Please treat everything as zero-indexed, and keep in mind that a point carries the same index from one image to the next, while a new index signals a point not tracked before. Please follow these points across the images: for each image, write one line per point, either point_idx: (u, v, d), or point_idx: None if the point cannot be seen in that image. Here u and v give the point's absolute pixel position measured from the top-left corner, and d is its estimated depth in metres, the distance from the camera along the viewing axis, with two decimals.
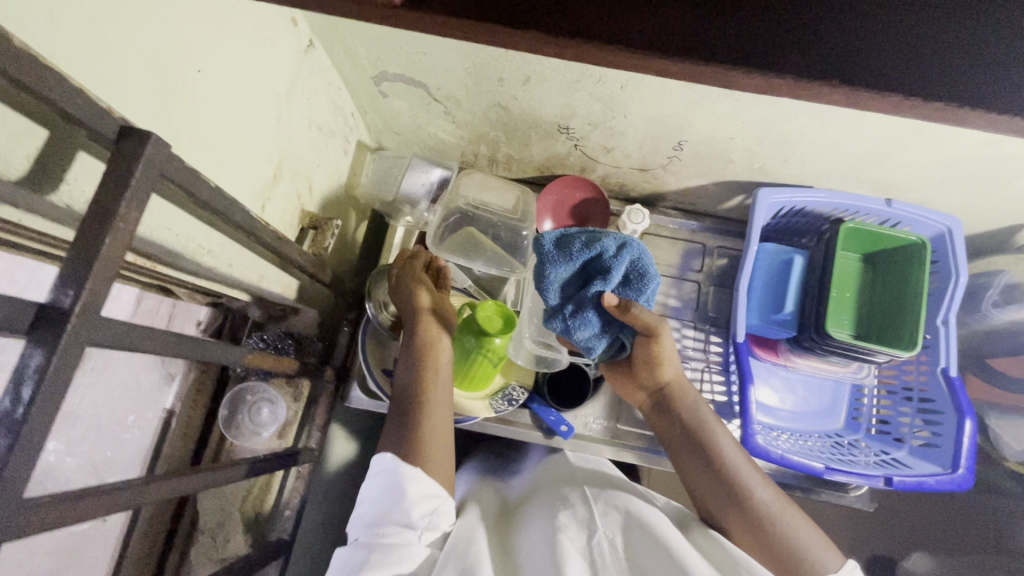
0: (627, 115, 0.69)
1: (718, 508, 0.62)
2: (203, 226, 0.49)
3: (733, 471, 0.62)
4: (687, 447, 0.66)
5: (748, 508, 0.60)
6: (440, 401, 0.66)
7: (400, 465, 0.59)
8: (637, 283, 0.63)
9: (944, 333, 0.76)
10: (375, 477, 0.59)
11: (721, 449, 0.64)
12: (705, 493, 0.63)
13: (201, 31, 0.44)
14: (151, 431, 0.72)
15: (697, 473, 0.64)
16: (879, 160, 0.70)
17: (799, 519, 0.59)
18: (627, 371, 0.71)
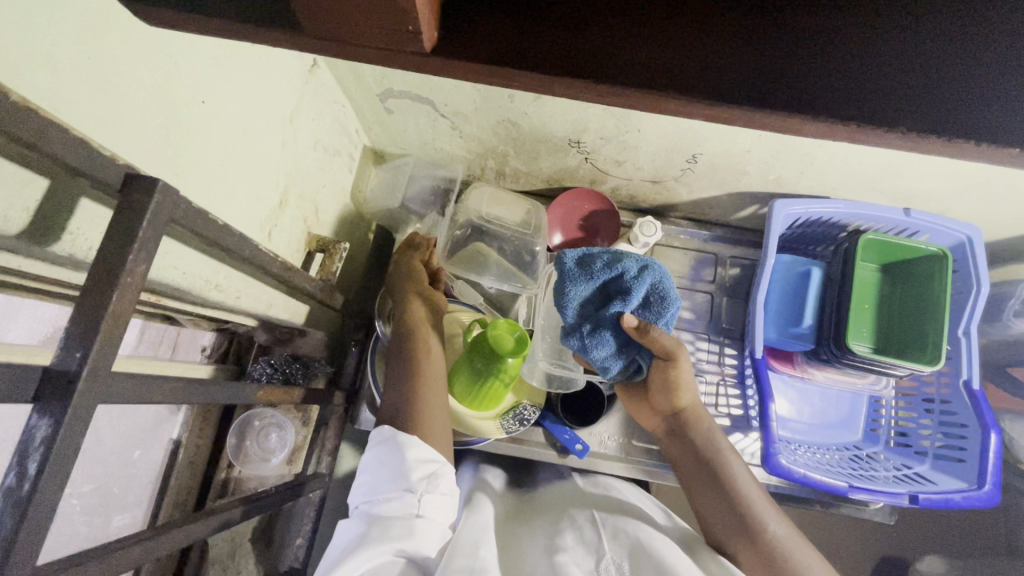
0: (640, 129, 0.68)
1: (729, 538, 0.60)
2: (211, 261, 0.47)
3: (748, 501, 0.61)
4: (700, 473, 0.65)
5: (761, 541, 0.58)
6: (437, 377, 0.65)
7: (397, 434, 0.58)
8: (657, 307, 0.61)
9: (966, 344, 0.75)
10: (375, 448, 0.58)
11: (736, 479, 0.63)
12: (717, 522, 0.62)
13: (204, 62, 0.43)
14: (157, 464, 0.68)
15: (710, 500, 0.63)
16: (898, 171, 0.69)
17: (813, 558, 0.58)
18: (642, 396, 0.72)
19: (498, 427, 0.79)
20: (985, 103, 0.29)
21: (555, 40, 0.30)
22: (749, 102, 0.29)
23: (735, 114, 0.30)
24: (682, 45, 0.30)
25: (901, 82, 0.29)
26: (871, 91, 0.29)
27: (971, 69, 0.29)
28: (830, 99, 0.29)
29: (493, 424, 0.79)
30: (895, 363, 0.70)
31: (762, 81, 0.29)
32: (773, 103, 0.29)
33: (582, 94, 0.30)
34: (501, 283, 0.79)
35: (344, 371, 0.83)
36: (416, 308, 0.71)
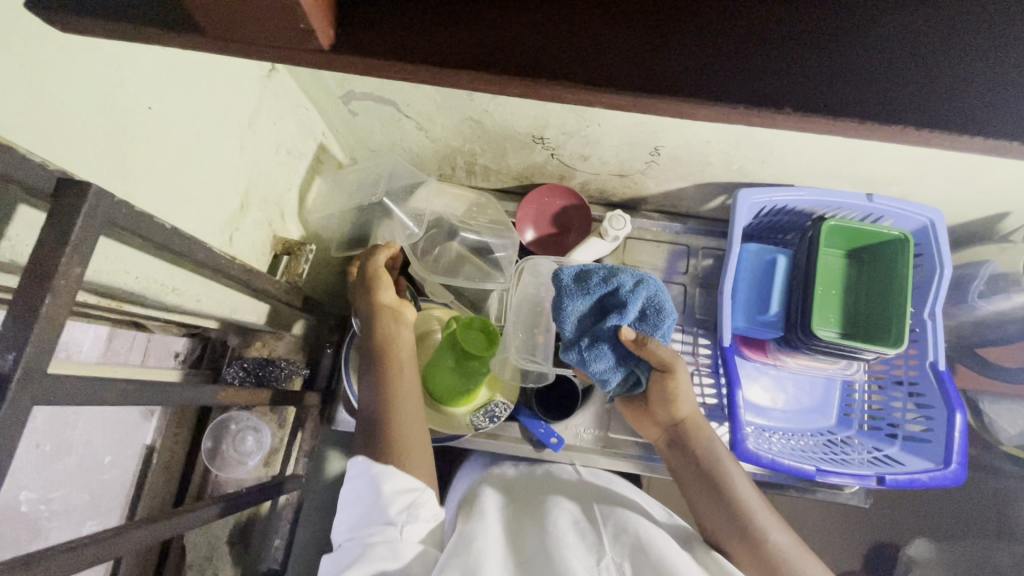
0: (600, 123, 0.68)
1: (732, 548, 0.61)
2: (167, 265, 0.48)
3: (749, 509, 0.62)
4: (700, 484, 0.65)
5: (763, 551, 0.60)
6: (406, 401, 0.63)
7: (372, 463, 0.57)
8: (654, 318, 0.65)
9: (932, 326, 0.75)
10: (350, 482, 0.57)
11: (737, 487, 0.64)
12: (719, 530, 0.63)
13: (145, 66, 0.43)
14: (131, 470, 0.69)
15: (712, 510, 0.64)
16: (856, 157, 0.69)
17: (810, 562, 0.60)
18: (642, 406, 0.72)
19: (468, 423, 0.80)
20: (884, 87, 0.30)
21: (479, 37, 0.31)
22: (662, 91, 0.30)
23: (650, 104, 0.31)
24: (598, 38, 0.31)
25: (808, 76, 0.31)
26: (782, 79, 0.31)
27: (872, 56, 0.31)
28: (747, 86, 0.31)
29: (465, 422, 0.80)
30: (859, 347, 0.71)
31: (678, 73, 0.31)
32: (684, 91, 0.30)
33: (506, 88, 0.31)
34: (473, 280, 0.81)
35: (320, 370, 0.84)
36: (387, 326, 0.68)
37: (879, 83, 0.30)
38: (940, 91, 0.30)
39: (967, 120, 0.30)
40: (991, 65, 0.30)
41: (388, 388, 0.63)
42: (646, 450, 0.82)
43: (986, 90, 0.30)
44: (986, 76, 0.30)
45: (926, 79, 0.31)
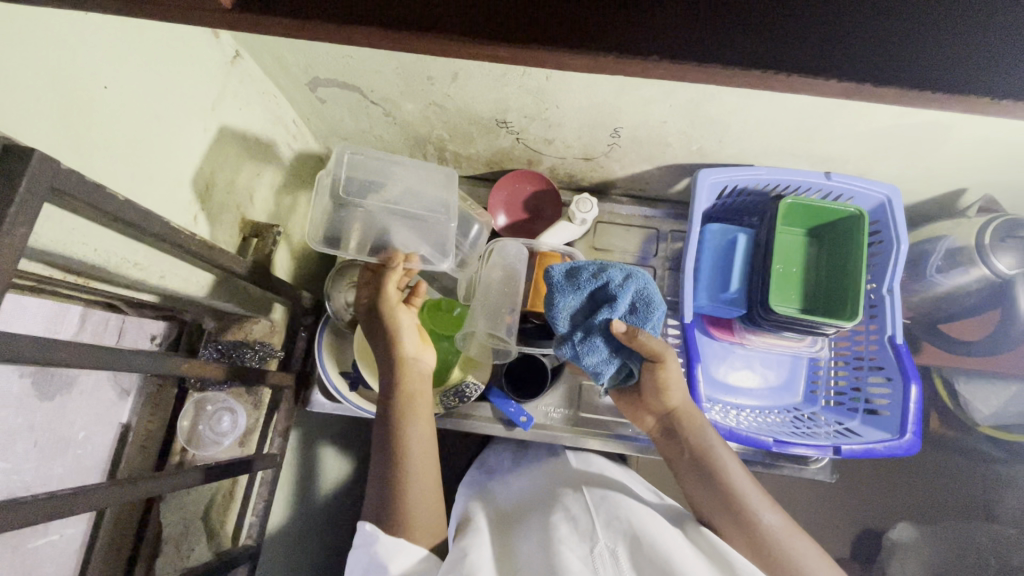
0: (558, 105, 0.70)
1: (729, 535, 0.63)
2: (127, 240, 0.50)
3: (743, 495, 0.64)
4: (695, 471, 0.67)
5: (757, 535, 0.61)
6: (419, 464, 0.63)
7: (378, 535, 0.57)
8: (643, 311, 0.67)
9: (890, 300, 0.77)
10: (359, 549, 0.58)
11: (730, 475, 0.65)
12: (714, 516, 0.65)
13: (100, 44, 0.45)
14: (107, 446, 0.70)
15: (707, 498, 0.65)
16: (810, 135, 0.71)
17: (806, 546, 0.62)
18: (633, 397, 0.73)
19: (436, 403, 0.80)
20: (786, 46, 0.33)
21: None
22: (588, 48, 0.34)
23: (584, 58, 0.34)
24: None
25: (726, 29, 0.33)
26: (697, 26, 0.33)
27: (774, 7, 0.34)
28: (669, 41, 0.33)
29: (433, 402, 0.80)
30: (817, 321, 0.72)
31: (608, 30, 0.33)
32: (609, 48, 0.34)
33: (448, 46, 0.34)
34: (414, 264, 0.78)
35: (295, 353, 0.86)
36: (404, 373, 0.68)
37: (790, 43, 0.33)
38: (847, 43, 0.33)
39: (868, 71, 0.33)
40: (877, 27, 0.33)
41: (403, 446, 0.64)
42: (616, 430, 0.85)
43: (884, 43, 0.33)
44: (889, 26, 0.33)
45: (818, 40, 0.33)
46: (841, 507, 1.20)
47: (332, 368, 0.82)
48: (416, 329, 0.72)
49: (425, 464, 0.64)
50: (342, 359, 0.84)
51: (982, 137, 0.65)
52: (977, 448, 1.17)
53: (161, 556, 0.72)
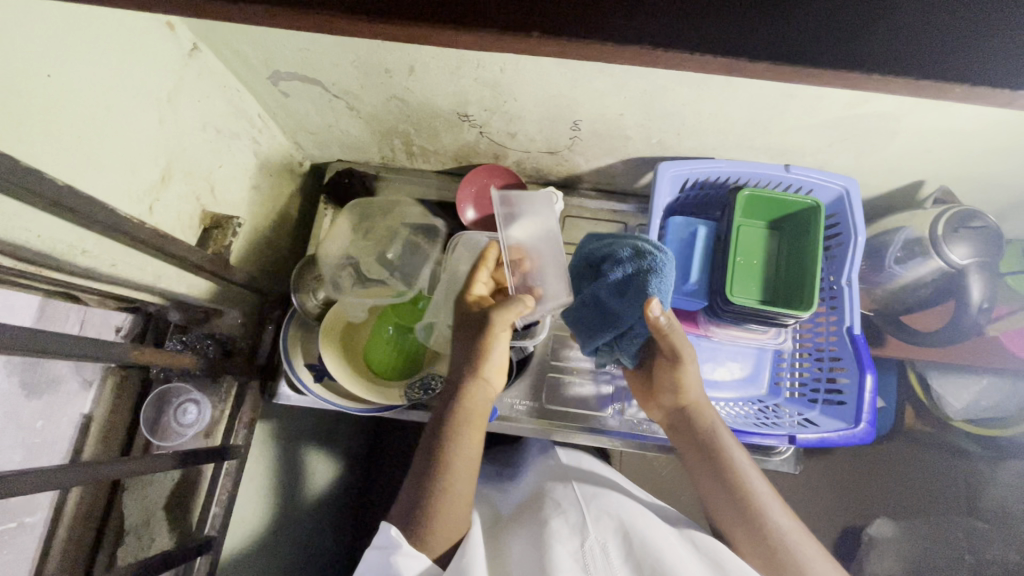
0: (516, 98, 0.71)
1: (741, 537, 0.64)
2: (73, 228, 0.51)
3: (758, 498, 0.64)
4: (707, 468, 0.68)
5: (764, 537, 0.62)
6: (462, 480, 0.63)
7: (400, 543, 0.57)
8: (638, 283, 0.69)
9: (848, 292, 0.78)
10: (376, 547, 0.58)
11: (747, 477, 0.66)
12: (726, 516, 0.66)
13: (46, 35, 0.46)
14: (65, 437, 0.72)
15: (722, 499, 0.66)
16: (764, 126, 0.71)
17: (818, 554, 0.62)
18: (648, 387, 0.75)
19: (401, 394, 0.80)
20: None
21: None
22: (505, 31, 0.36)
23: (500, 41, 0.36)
24: None
25: None
26: None
27: None
28: None
29: (397, 392, 0.81)
30: (776, 311, 0.73)
31: None
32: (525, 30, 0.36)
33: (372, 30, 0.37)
34: (384, 281, 0.82)
35: (261, 345, 0.86)
36: (472, 392, 0.68)
37: None
38: None
39: None
40: None
41: (449, 458, 0.63)
42: (583, 423, 0.86)
43: None
44: None
45: None
46: (825, 506, 1.18)
47: (296, 361, 0.83)
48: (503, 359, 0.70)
49: (464, 477, 0.63)
50: (307, 352, 0.85)
51: (932, 127, 0.66)
52: (957, 445, 1.17)
53: (123, 545, 0.72)
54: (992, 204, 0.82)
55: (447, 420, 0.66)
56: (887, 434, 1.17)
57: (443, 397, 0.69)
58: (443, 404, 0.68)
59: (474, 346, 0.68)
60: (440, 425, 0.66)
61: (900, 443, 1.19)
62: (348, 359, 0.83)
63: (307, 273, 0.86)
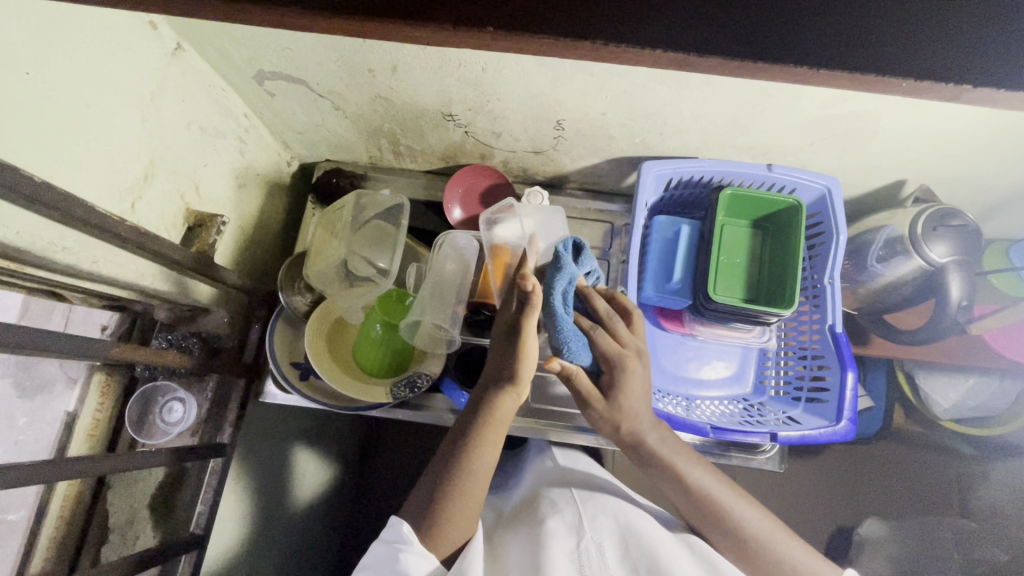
0: (499, 98, 0.71)
1: (714, 538, 0.65)
2: (52, 224, 0.52)
3: (723, 504, 0.64)
4: (667, 484, 0.66)
5: (738, 540, 0.63)
6: (477, 488, 0.62)
7: (411, 543, 0.58)
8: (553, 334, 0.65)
9: (830, 290, 0.79)
10: (387, 536, 0.60)
11: (706, 486, 0.65)
12: (694, 519, 0.66)
13: (25, 33, 0.47)
14: (51, 435, 0.72)
15: (690, 512, 0.66)
16: (745, 126, 0.72)
17: (797, 547, 0.63)
18: None
19: (388, 393, 0.80)
20: None
21: None
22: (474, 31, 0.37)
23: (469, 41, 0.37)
24: None
25: None
26: None
27: None
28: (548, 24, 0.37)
29: (383, 391, 0.81)
30: (758, 310, 0.73)
31: None
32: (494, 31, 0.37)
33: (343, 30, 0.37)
34: (371, 278, 0.82)
35: (248, 344, 0.85)
36: (508, 400, 0.63)
37: None
38: None
39: None
40: None
41: (468, 460, 0.62)
42: (570, 421, 0.86)
43: None
44: None
45: None
46: (814, 506, 1.18)
47: (283, 359, 0.83)
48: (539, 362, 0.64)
49: (480, 480, 0.62)
50: (292, 351, 0.85)
51: (909, 127, 0.66)
52: (947, 445, 1.17)
53: (108, 541, 0.73)
54: (973, 203, 0.83)
55: (476, 424, 0.63)
56: (876, 434, 1.17)
57: (474, 397, 0.65)
58: (473, 403, 0.65)
59: (511, 354, 0.62)
60: (467, 429, 0.63)
61: (889, 443, 1.20)
62: (335, 358, 0.83)
63: (292, 272, 0.86)
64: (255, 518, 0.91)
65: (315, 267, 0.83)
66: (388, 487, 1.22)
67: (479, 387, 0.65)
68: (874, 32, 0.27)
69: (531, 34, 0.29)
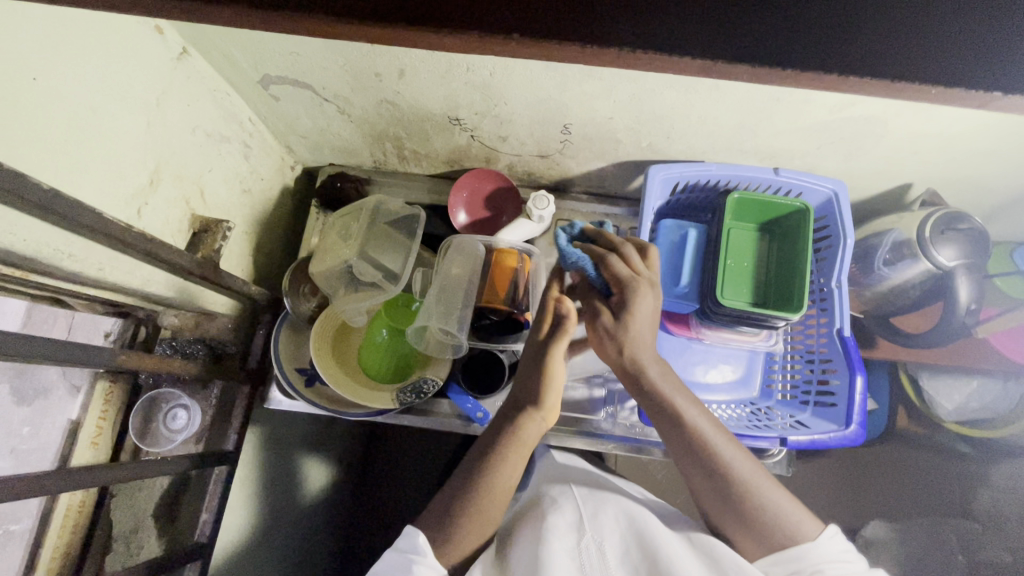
0: (506, 102, 0.71)
1: (699, 481, 0.64)
2: (59, 232, 0.51)
3: (715, 450, 0.63)
4: (672, 432, 0.64)
5: (736, 499, 0.62)
6: (496, 509, 0.62)
7: (424, 554, 0.58)
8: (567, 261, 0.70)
9: (839, 294, 0.78)
10: (401, 547, 0.60)
11: (699, 427, 0.63)
12: (692, 476, 0.64)
13: (30, 39, 0.46)
14: (53, 443, 0.70)
15: (690, 464, 0.64)
16: (753, 130, 0.72)
17: (782, 498, 0.62)
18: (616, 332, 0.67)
19: (394, 399, 0.80)
20: None
21: None
22: None
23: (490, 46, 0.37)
24: None
25: None
26: None
27: None
28: None
29: (390, 397, 0.80)
30: (767, 313, 0.73)
31: None
32: None
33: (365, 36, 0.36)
34: (378, 284, 0.80)
35: (253, 351, 0.84)
36: (531, 425, 0.63)
37: None
38: None
39: None
40: None
41: (488, 477, 0.61)
42: (578, 427, 0.86)
43: None
44: None
45: None
46: (818, 509, 1.18)
47: (286, 364, 0.82)
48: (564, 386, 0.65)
49: (498, 497, 0.62)
50: (296, 356, 0.85)
51: (917, 131, 0.66)
52: (949, 446, 1.16)
53: (111, 552, 0.72)
54: (977, 207, 0.83)
55: (499, 442, 0.63)
56: (879, 436, 1.17)
57: (495, 421, 0.65)
58: (496, 424, 0.64)
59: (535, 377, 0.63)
60: (489, 448, 0.63)
61: (894, 445, 1.20)
62: (342, 362, 0.83)
63: (299, 277, 0.86)
64: (260, 524, 0.90)
65: (320, 271, 0.82)
66: (390, 490, 1.21)
67: (502, 411, 0.65)
68: (901, 42, 0.27)
69: (562, 42, 0.29)
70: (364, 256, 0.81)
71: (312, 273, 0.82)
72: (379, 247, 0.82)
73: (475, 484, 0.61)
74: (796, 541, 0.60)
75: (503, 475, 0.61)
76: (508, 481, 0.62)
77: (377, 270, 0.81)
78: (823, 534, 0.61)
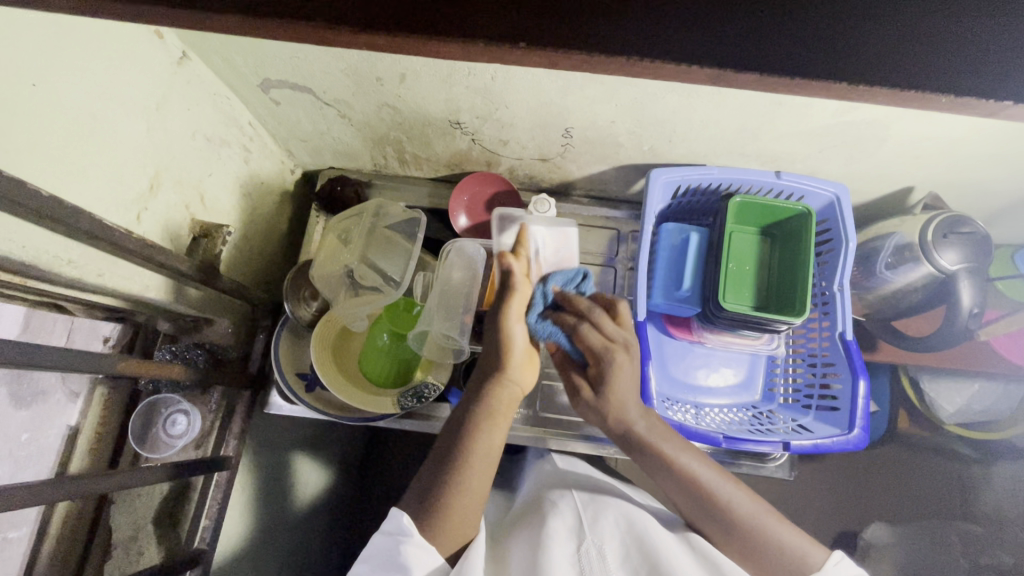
0: (507, 106, 0.71)
1: (698, 518, 0.64)
2: (59, 238, 0.51)
3: (710, 488, 0.63)
4: (666, 475, 0.65)
5: (738, 534, 0.62)
6: (480, 483, 0.61)
7: (411, 534, 0.57)
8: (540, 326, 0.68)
9: (841, 297, 0.78)
10: (389, 530, 0.59)
11: (693, 469, 0.64)
12: (692, 513, 0.65)
13: (29, 45, 0.46)
14: (53, 449, 0.70)
15: (688, 504, 0.65)
16: (754, 134, 0.72)
17: (788, 532, 0.62)
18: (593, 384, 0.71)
19: (396, 403, 0.79)
20: None
21: None
22: None
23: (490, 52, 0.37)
24: None
25: None
26: None
27: None
28: None
29: (390, 402, 0.79)
30: (768, 318, 0.73)
31: None
32: None
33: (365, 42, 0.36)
34: (379, 287, 0.80)
35: (253, 356, 0.84)
36: (502, 393, 0.64)
37: None
38: None
39: None
40: None
41: (466, 446, 0.61)
42: (579, 432, 0.86)
43: None
44: None
45: None
46: (820, 511, 1.17)
47: (286, 368, 0.82)
48: (527, 354, 0.66)
49: (479, 470, 0.61)
50: (296, 360, 0.84)
51: (918, 135, 0.66)
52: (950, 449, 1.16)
53: (111, 558, 0.71)
54: (978, 211, 0.83)
55: (472, 412, 0.63)
56: (881, 439, 1.17)
57: (468, 394, 0.66)
58: (469, 396, 0.65)
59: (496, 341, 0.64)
60: (464, 418, 0.63)
61: (895, 447, 1.19)
62: (342, 366, 0.83)
63: (299, 280, 0.85)
64: (260, 529, 0.90)
65: (320, 274, 0.81)
66: (389, 494, 1.20)
67: (473, 384, 0.66)
68: (907, 54, 0.27)
69: (563, 52, 0.28)
70: (364, 260, 0.81)
71: (312, 276, 0.81)
72: (379, 251, 0.82)
73: (457, 458, 0.61)
74: (802, 570, 0.60)
75: (478, 445, 0.61)
76: (485, 454, 0.61)
77: (376, 275, 0.81)
78: (829, 560, 0.61)
